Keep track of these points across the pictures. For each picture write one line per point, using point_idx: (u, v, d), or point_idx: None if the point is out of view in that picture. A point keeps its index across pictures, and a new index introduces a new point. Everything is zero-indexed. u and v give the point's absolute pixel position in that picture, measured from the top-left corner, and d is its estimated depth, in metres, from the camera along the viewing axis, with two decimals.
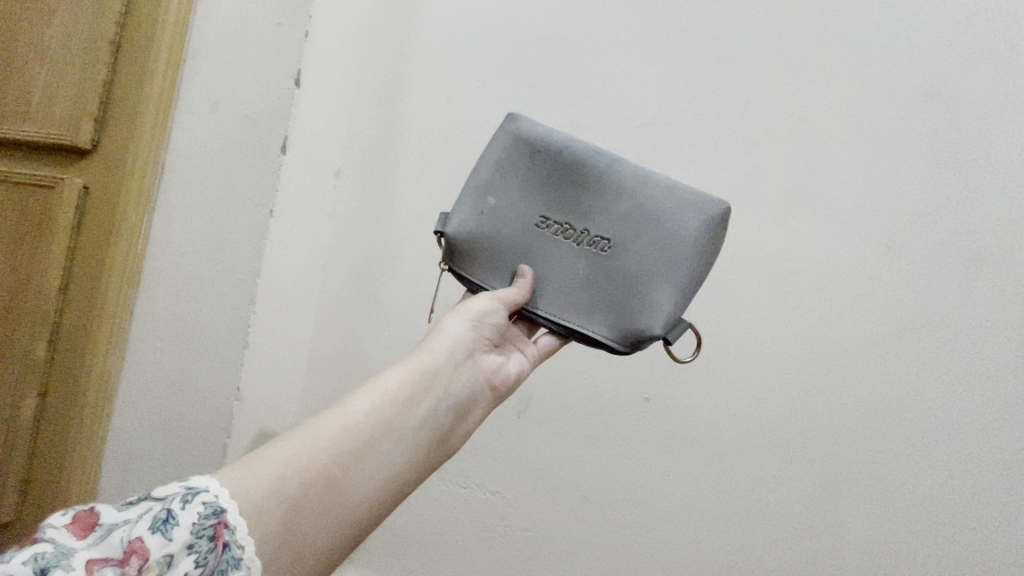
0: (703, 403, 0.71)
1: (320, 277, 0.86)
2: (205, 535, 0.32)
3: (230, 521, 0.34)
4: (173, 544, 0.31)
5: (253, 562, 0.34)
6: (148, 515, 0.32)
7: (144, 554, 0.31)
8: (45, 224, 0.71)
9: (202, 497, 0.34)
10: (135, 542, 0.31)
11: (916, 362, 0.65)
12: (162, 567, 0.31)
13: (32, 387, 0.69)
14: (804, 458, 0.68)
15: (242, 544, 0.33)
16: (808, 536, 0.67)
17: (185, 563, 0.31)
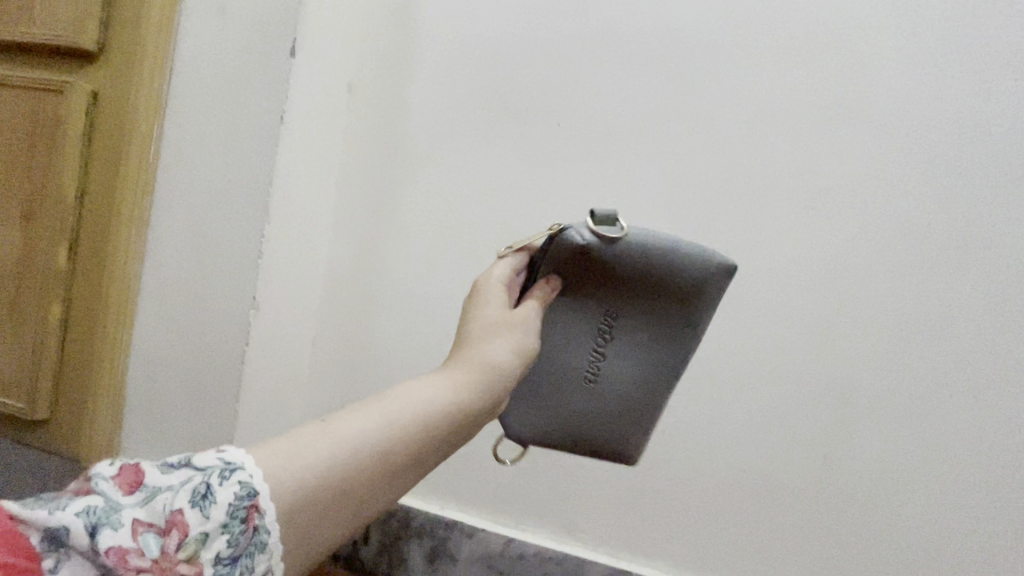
0: (721, 323, 0.69)
1: (335, 194, 0.83)
2: (238, 517, 0.33)
3: (262, 505, 0.34)
4: (208, 522, 0.33)
5: (278, 547, 0.34)
6: (189, 486, 0.34)
7: (182, 528, 0.33)
8: (56, 129, 0.71)
9: (239, 473, 0.34)
10: (175, 513, 0.33)
11: (958, 284, 0.62)
12: (197, 544, 0.32)
13: (57, 292, 0.71)
14: (827, 382, 0.66)
15: (270, 530, 0.34)
16: (825, 460, 0.65)
17: (218, 543, 0.33)
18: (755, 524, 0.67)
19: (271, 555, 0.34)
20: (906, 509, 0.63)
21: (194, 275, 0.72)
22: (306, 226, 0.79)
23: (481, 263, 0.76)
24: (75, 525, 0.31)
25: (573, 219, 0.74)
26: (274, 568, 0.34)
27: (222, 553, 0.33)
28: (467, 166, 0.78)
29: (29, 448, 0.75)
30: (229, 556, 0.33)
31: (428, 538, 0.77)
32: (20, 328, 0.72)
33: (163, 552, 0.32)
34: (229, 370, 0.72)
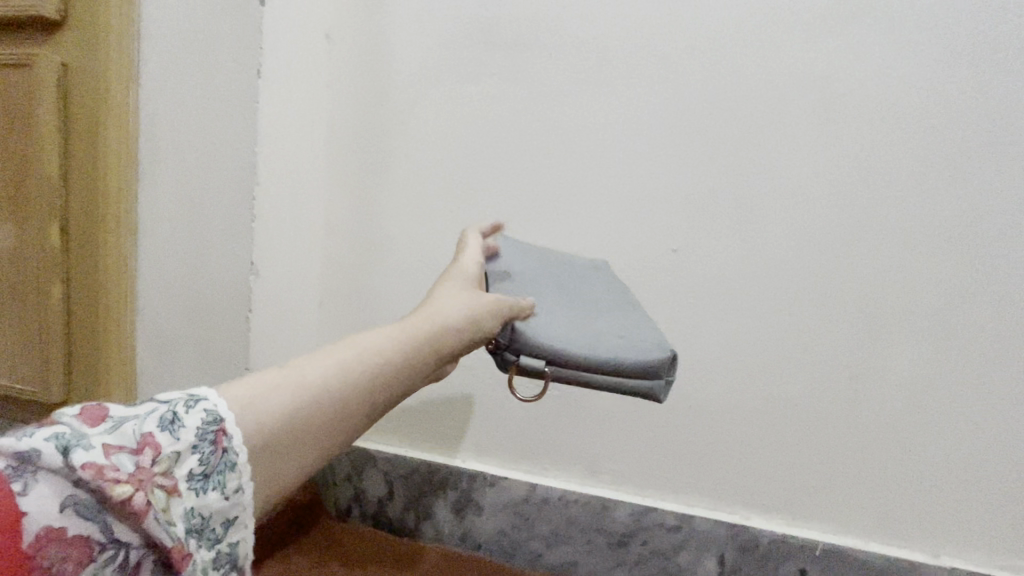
0: (732, 248, 0.67)
1: (321, 159, 0.76)
2: (207, 439, 0.34)
3: (229, 429, 0.35)
4: (180, 441, 0.33)
5: (247, 466, 0.35)
6: (155, 414, 0.34)
7: (156, 447, 0.32)
8: (31, 106, 0.69)
9: (205, 402, 0.35)
10: (147, 435, 0.33)
11: (980, 192, 0.60)
12: (170, 462, 0.32)
13: (57, 272, 0.70)
14: (847, 302, 0.64)
15: (240, 450, 0.34)
16: (848, 378, 0.65)
17: (190, 460, 0.33)
18: (779, 449, 0.67)
19: (241, 473, 0.35)
20: (932, 423, 0.63)
21: (190, 246, 0.72)
22: (299, 189, 0.76)
23: (482, 210, 0.74)
24: (42, 447, 0.29)
25: (573, 154, 0.71)
26: (247, 486, 0.35)
27: (195, 470, 0.33)
28: (459, 110, 0.74)
29: None
30: (201, 473, 0.33)
31: (452, 492, 0.76)
32: (23, 313, 0.72)
33: (140, 467, 0.31)
34: (240, 337, 0.73)
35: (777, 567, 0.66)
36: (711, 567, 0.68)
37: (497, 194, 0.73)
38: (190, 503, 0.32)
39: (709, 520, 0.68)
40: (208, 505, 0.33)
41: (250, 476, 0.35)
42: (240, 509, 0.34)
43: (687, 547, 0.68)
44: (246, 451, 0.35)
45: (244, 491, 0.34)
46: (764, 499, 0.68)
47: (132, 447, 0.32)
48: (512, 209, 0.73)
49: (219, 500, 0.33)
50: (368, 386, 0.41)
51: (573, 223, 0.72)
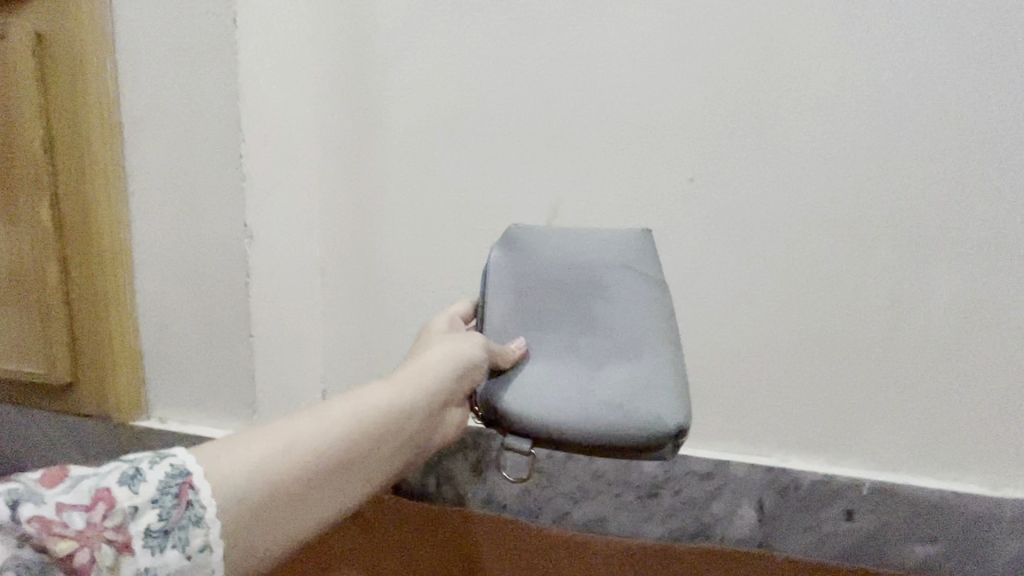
0: (755, 172, 0.62)
1: (312, 118, 0.73)
2: (170, 492, 0.34)
3: (196, 484, 0.34)
4: (138, 496, 0.33)
5: (215, 523, 0.34)
6: (117, 471, 0.34)
7: (110, 501, 0.32)
8: (9, 79, 0.66)
9: (171, 458, 0.35)
10: (103, 490, 0.33)
11: (1022, 89, 0.55)
12: (125, 516, 0.32)
13: (52, 250, 0.69)
14: (882, 220, 0.60)
15: (206, 504, 0.34)
16: (889, 302, 0.60)
17: (148, 516, 0.33)
18: (817, 385, 0.63)
19: (207, 528, 0.34)
20: (980, 342, 0.59)
21: (179, 213, 0.67)
22: (287, 146, 0.70)
23: (484, 155, 0.69)
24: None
25: (577, 85, 0.65)
26: (213, 543, 0.34)
27: (153, 526, 0.33)
28: (449, 50, 0.68)
29: (60, 415, 0.74)
30: (160, 528, 0.33)
31: (472, 452, 0.71)
32: (24, 297, 0.70)
33: (91, 523, 0.32)
34: (240, 307, 0.67)
35: (821, 510, 0.62)
36: (749, 515, 0.64)
37: (497, 135, 0.68)
38: (144, 562, 0.32)
39: (745, 466, 0.64)
40: (165, 564, 0.32)
41: (218, 534, 0.34)
42: (205, 570, 0.34)
43: (722, 495, 0.64)
44: (215, 505, 0.34)
45: (208, 549, 0.34)
46: (802, 439, 0.64)
47: (85, 502, 0.32)
48: (517, 151, 0.68)
49: (179, 558, 0.33)
50: (343, 454, 0.40)
51: (579, 161, 0.66)
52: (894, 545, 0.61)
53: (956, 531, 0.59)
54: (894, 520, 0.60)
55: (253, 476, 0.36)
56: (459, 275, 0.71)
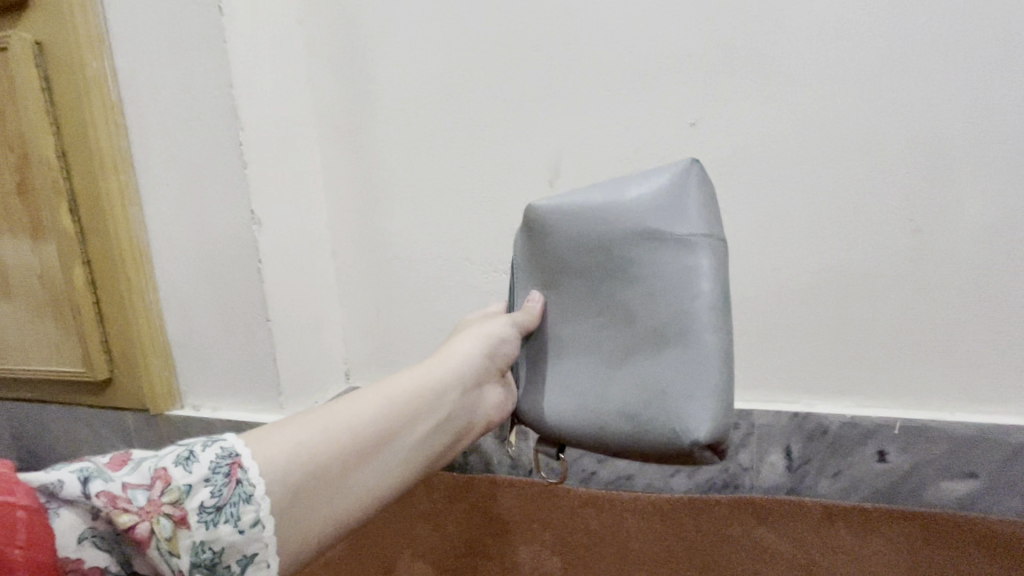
0: (762, 108, 0.59)
1: (310, 102, 0.73)
2: (221, 471, 0.35)
3: (244, 463, 0.36)
4: (193, 475, 0.34)
5: (264, 500, 0.35)
6: (174, 454, 0.36)
7: (167, 479, 0.34)
8: (15, 91, 0.68)
9: (221, 442, 0.37)
10: (160, 470, 0.35)
11: None
12: (181, 493, 0.34)
13: (76, 252, 0.71)
14: (900, 146, 0.56)
15: (254, 482, 0.35)
16: (914, 231, 0.57)
17: (202, 493, 0.34)
18: (843, 324, 0.60)
19: (257, 505, 0.35)
20: (1016, 263, 0.55)
21: (190, 206, 0.69)
22: (285, 131, 0.70)
23: (481, 120, 0.67)
24: (64, 478, 0.32)
25: (568, 36, 0.63)
26: (263, 519, 0.35)
27: (206, 502, 0.34)
28: (435, 15, 0.67)
29: (101, 410, 0.77)
30: (213, 505, 0.34)
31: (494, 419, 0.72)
32: (54, 300, 0.73)
33: (150, 500, 0.34)
34: (255, 292, 0.68)
35: (853, 452, 0.60)
36: (777, 462, 0.63)
37: (492, 99, 0.67)
38: (200, 537, 0.33)
39: (770, 413, 0.62)
40: (219, 540, 0.34)
41: (269, 510, 0.36)
42: (260, 545, 0.35)
43: (749, 444, 0.63)
44: (264, 483, 0.36)
45: (260, 526, 0.35)
46: (829, 382, 0.62)
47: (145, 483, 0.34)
48: (513, 112, 0.66)
49: (232, 534, 0.34)
50: (381, 433, 0.42)
51: (578, 115, 0.64)
52: (930, 482, 0.59)
53: (997, 462, 0.57)
54: (930, 456, 0.58)
55: (295, 460, 0.38)
56: (466, 244, 0.70)
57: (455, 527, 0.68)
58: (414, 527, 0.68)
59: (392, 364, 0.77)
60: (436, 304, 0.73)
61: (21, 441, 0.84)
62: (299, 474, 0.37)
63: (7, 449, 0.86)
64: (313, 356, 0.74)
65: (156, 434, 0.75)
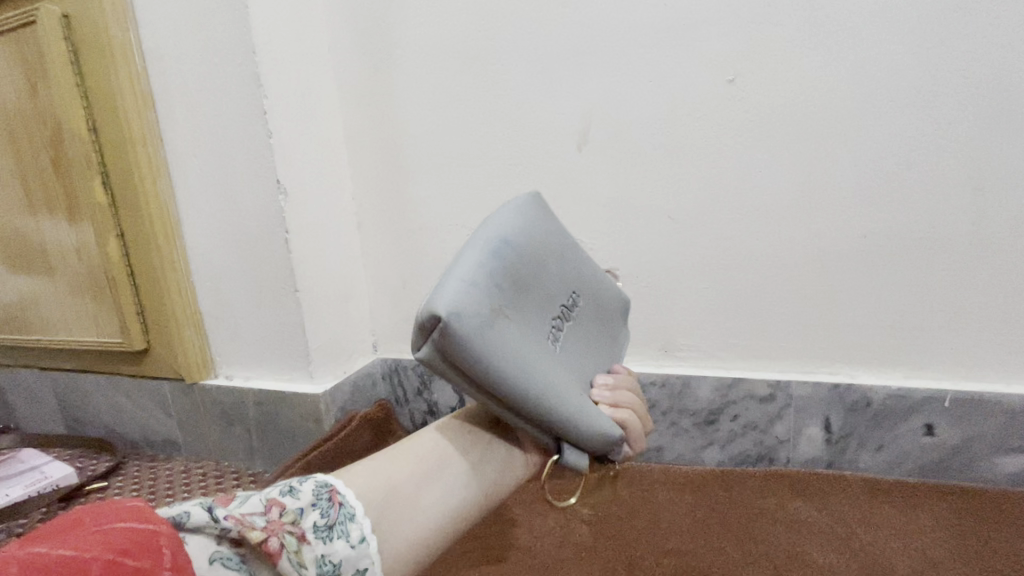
0: (805, 61, 0.55)
1: (332, 69, 0.72)
2: (323, 496, 0.36)
3: (341, 489, 0.37)
4: (301, 499, 0.35)
5: (364, 516, 0.36)
6: (277, 488, 0.36)
7: (280, 504, 0.35)
8: (44, 65, 0.69)
9: (316, 476, 0.38)
10: (271, 499, 0.35)
11: None
12: (296, 515, 0.35)
13: (110, 225, 0.72)
14: (960, 97, 0.52)
15: (355, 503, 0.36)
16: (971, 189, 0.53)
17: (312, 515, 0.35)
18: (888, 291, 0.57)
19: (362, 523, 0.36)
20: None
21: (218, 177, 0.69)
22: (308, 99, 0.69)
23: (506, 83, 0.65)
24: (191, 508, 0.33)
25: None
26: (369, 536, 0.35)
27: (318, 522, 0.35)
28: None
29: (140, 379, 0.79)
30: (324, 524, 0.35)
31: None
32: (92, 271, 0.75)
33: (269, 521, 0.34)
34: (283, 263, 0.68)
35: (898, 426, 0.58)
36: (816, 434, 0.61)
37: (518, 60, 0.64)
38: (320, 551, 0.34)
39: (808, 384, 0.60)
40: (337, 554, 0.34)
41: (370, 528, 0.36)
42: (369, 561, 0.35)
43: (786, 416, 0.61)
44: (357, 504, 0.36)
45: (368, 541, 0.35)
46: (871, 352, 0.59)
47: (260, 509, 0.35)
48: (540, 73, 0.64)
49: (347, 549, 0.35)
50: (448, 453, 0.42)
51: (607, 75, 0.61)
52: (981, 458, 0.56)
53: None
54: (980, 430, 0.56)
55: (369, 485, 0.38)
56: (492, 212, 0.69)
57: None
58: None
59: None
60: None
61: (66, 408, 0.87)
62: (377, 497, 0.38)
63: (53, 416, 0.89)
64: (342, 326, 0.75)
65: (192, 402, 0.77)
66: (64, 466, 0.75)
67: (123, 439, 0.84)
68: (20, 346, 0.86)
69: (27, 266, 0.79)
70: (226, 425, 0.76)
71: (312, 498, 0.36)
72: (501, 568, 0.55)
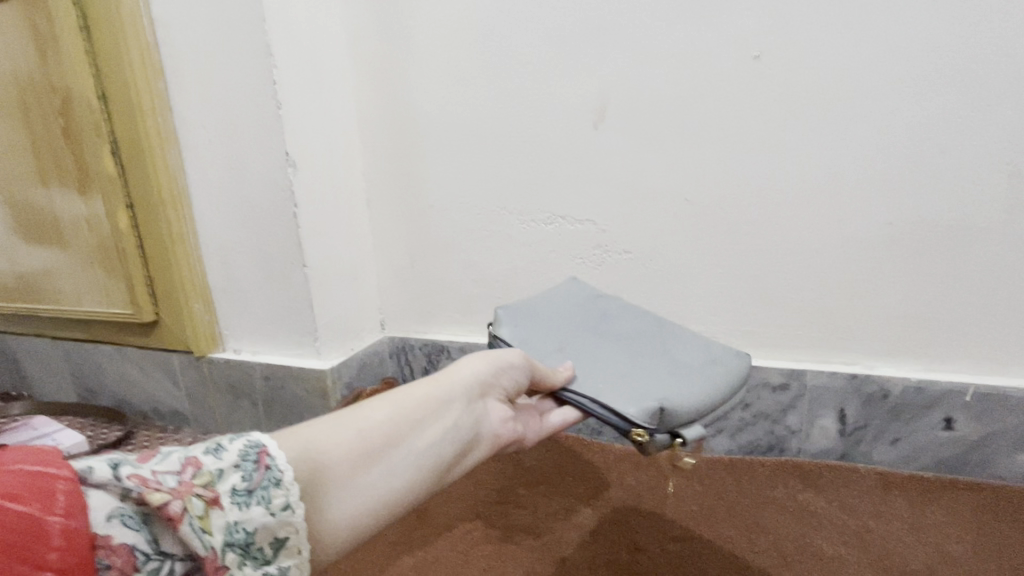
0: (836, 38, 0.53)
1: (344, 39, 0.70)
2: (250, 457, 0.31)
3: (271, 451, 0.32)
4: (224, 460, 0.30)
5: (292, 484, 0.31)
6: (202, 444, 0.31)
7: (197, 463, 0.30)
8: (52, 31, 0.67)
9: (249, 433, 0.33)
10: (190, 456, 0.30)
11: None
12: (212, 477, 0.29)
13: (120, 195, 0.72)
14: (1001, 77, 0.49)
15: (284, 468, 0.31)
16: (1005, 176, 0.51)
17: (233, 477, 0.30)
18: (911, 280, 0.55)
19: (288, 490, 0.31)
20: None
21: (228, 148, 0.68)
22: (318, 71, 0.68)
23: (523, 56, 0.63)
24: (91, 462, 0.27)
25: None
26: (294, 504, 0.31)
27: (238, 486, 0.30)
28: None
29: (149, 351, 0.79)
30: (244, 489, 0.30)
31: None
32: (101, 242, 0.74)
33: (179, 482, 0.29)
34: (291, 237, 0.67)
35: (916, 419, 0.57)
36: (829, 426, 0.60)
37: (535, 32, 0.62)
38: (233, 518, 0.29)
39: (824, 374, 0.58)
40: (252, 521, 0.29)
41: (298, 496, 0.31)
42: (291, 531, 0.30)
43: (800, 406, 0.60)
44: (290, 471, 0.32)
45: (293, 510, 0.31)
46: (890, 343, 0.57)
47: (175, 467, 0.29)
48: (558, 46, 0.62)
49: (265, 516, 0.30)
50: (394, 436, 0.38)
51: (627, 50, 0.59)
52: (1002, 455, 0.55)
53: None
54: (1003, 425, 0.54)
55: (307, 454, 0.34)
56: (504, 191, 0.68)
57: (492, 474, 0.65)
58: None
59: (427, 313, 0.76)
60: (473, 254, 0.71)
61: (77, 377, 0.88)
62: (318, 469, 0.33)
63: (64, 384, 0.90)
64: (350, 304, 0.74)
65: (200, 374, 0.77)
66: (75, 433, 0.75)
67: (133, 409, 0.85)
68: (32, 315, 0.86)
69: (38, 237, 0.79)
70: (234, 398, 0.76)
71: (237, 459, 0.31)
72: (505, 549, 0.54)
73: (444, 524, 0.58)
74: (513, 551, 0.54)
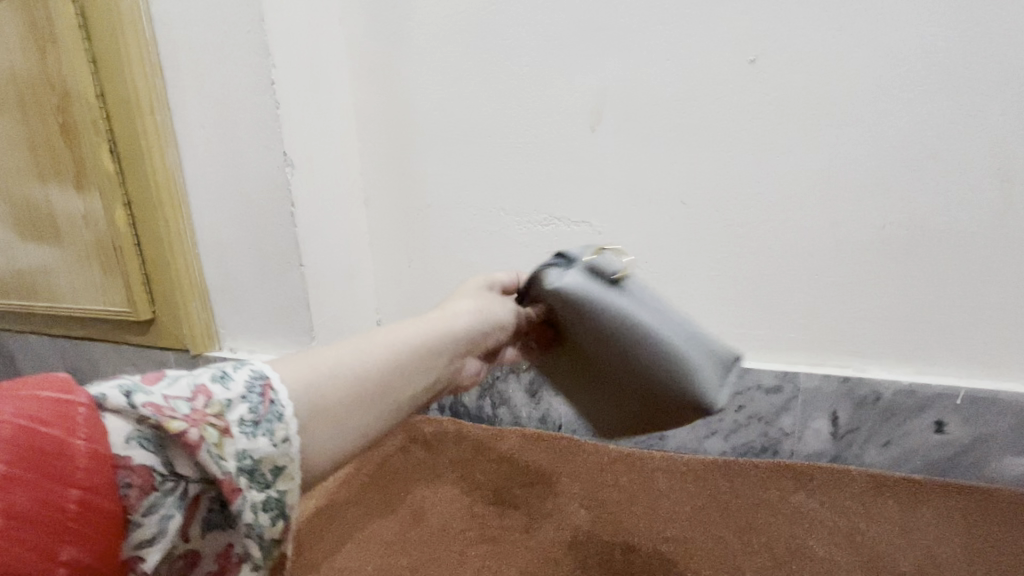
0: (830, 43, 0.53)
1: (342, 40, 0.71)
2: (255, 390, 0.30)
3: (276, 385, 0.30)
4: (232, 390, 0.29)
5: (293, 417, 0.30)
6: (206, 371, 0.30)
7: (208, 391, 0.28)
8: (51, 30, 0.68)
9: (251, 364, 0.31)
10: (200, 384, 0.29)
11: None
12: (222, 407, 0.28)
13: (117, 193, 0.72)
14: (992, 83, 0.50)
15: (286, 403, 0.30)
16: (996, 181, 0.51)
17: (241, 407, 0.29)
18: (903, 284, 0.56)
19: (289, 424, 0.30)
20: None
21: (226, 148, 0.68)
22: (317, 71, 0.68)
23: (521, 59, 0.64)
24: (105, 389, 0.26)
25: None
26: (293, 437, 0.30)
27: (245, 416, 0.29)
28: None
29: (146, 349, 0.80)
30: (252, 420, 0.29)
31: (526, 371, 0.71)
32: (99, 240, 0.75)
33: (193, 409, 0.28)
34: (288, 236, 0.67)
35: (908, 422, 0.57)
36: (822, 428, 0.60)
37: (533, 35, 0.62)
38: (243, 446, 0.28)
39: (817, 376, 0.59)
40: (259, 450, 0.28)
41: (297, 429, 0.30)
42: (290, 460, 0.29)
43: (793, 408, 0.61)
44: (293, 405, 0.30)
45: (294, 443, 0.30)
46: (881, 346, 0.58)
47: (185, 394, 0.28)
48: (555, 48, 0.62)
49: (269, 445, 0.29)
50: (395, 375, 0.36)
51: (624, 54, 0.60)
52: (992, 457, 0.56)
53: None
54: (992, 428, 0.55)
55: (340, 375, 0.33)
56: (500, 192, 0.68)
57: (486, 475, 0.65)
58: (442, 473, 0.66)
59: (423, 313, 0.76)
60: (470, 254, 0.71)
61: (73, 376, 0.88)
62: (347, 390, 0.33)
63: None
64: (347, 304, 0.74)
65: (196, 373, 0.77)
66: None
67: None
68: (28, 313, 0.86)
69: (35, 235, 0.79)
70: None
71: (242, 391, 0.30)
72: (498, 548, 0.54)
73: (438, 524, 0.58)
74: (505, 549, 0.54)
